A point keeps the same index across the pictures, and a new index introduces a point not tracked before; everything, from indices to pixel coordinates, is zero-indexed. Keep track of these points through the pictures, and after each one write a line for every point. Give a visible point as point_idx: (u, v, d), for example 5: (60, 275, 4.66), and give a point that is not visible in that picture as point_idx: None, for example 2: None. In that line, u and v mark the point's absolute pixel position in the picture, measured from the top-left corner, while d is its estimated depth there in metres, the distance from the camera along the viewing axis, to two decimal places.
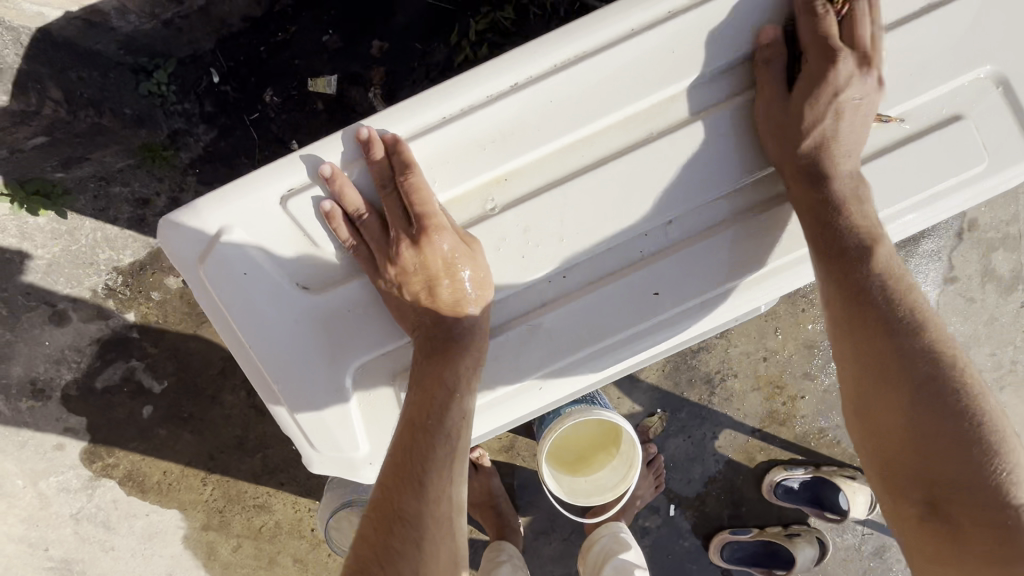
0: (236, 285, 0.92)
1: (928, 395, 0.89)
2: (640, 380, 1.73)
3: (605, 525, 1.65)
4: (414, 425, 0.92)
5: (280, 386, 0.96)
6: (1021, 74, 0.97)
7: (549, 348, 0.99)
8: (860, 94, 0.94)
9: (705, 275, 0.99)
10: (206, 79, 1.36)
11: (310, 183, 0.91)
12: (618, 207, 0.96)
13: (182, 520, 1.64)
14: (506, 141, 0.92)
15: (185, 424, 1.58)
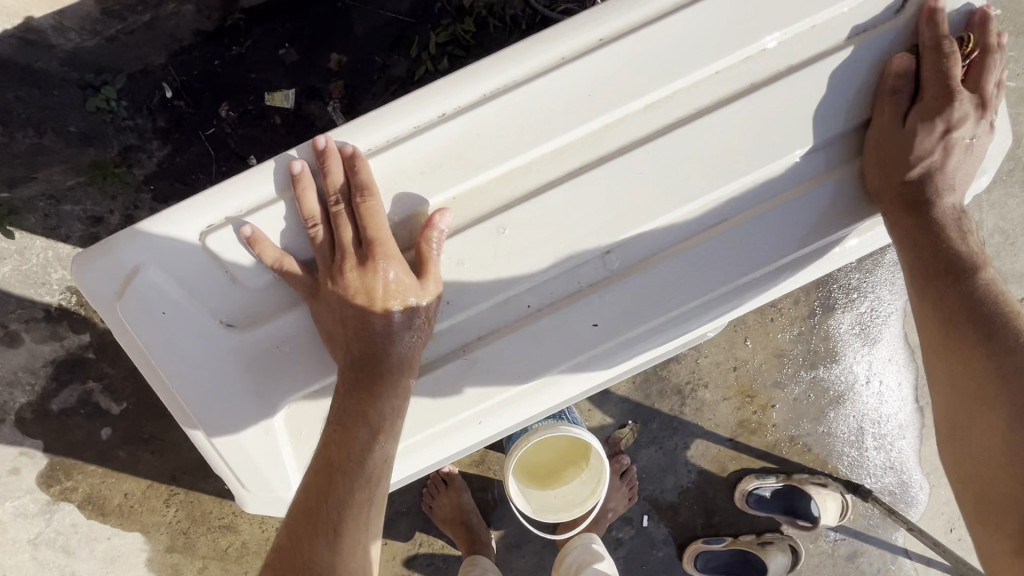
0: (156, 325, 0.90)
1: (1005, 400, 0.90)
2: (610, 392, 1.72)
3: (578, 536, 1.63)
4: (333, 466, 0.91)
5: (208, 427, 0.94)
6: (948, 99, 0.99)
7: (487, 380, 0.98)
8: (968, 136, 1.01)
9: (645, 310, 0.99)
10: (158, 93, 1.33)
11: (229, 220, 0.90)
12: (553, 238, 0.94)
13: (145, 543, 1.60)
14: (436, 172, 0.91)
15: (146, 445, 1.55)
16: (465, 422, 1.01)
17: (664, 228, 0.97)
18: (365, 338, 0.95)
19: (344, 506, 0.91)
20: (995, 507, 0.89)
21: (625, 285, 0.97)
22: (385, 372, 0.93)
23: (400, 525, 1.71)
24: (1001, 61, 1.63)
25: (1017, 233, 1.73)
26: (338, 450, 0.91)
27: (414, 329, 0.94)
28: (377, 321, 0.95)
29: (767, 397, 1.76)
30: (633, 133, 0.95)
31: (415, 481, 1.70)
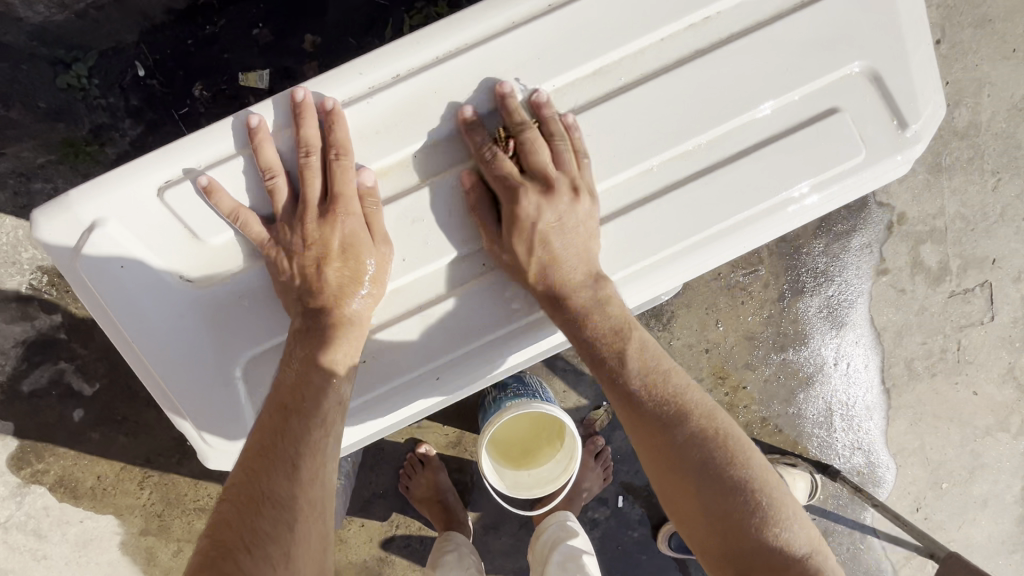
0: (114, 277, 0.93)
1: (694, 468, 0.98)
2: (585, 373, 1.74)
3: (553, 514, 1.66)
4: (286, 408, 0.94)
5: (167, 381, 0.97)
6: (890, 69, 1.03)
7: (443, 335, 1.02)
8: (554, 220, 1.00)
9: (499, 314, 1.03)
10: (131, 72, 1.33)
11: (186, 174, 0.94)
12: (505, 197, 0.99)
13: (118, 526, 1.60)
14: (389, 131, 0.97)
15: (119, 427, 1.55)
16: (419, 378, 1.02)
17: (612, 188, 1.03)
18: (319, 290, 0.98)
19: (299, 444, 0.92)
20: (713, 561, 0.96)
21: (577, 243, 1.01)
22: (337, 320, 0.97)
23: (377, 506, 1.72)
24: (960, 52, 1.68)
25: (977, 219, 1.79)
26: (292, 393, 0.95)
27: (366, 285, 0.97)
28: (330, 276, 0.98)
29: (738, 378, 1.80)
30: (580, 95, 1.00)
31: (392, 462, 1.72)
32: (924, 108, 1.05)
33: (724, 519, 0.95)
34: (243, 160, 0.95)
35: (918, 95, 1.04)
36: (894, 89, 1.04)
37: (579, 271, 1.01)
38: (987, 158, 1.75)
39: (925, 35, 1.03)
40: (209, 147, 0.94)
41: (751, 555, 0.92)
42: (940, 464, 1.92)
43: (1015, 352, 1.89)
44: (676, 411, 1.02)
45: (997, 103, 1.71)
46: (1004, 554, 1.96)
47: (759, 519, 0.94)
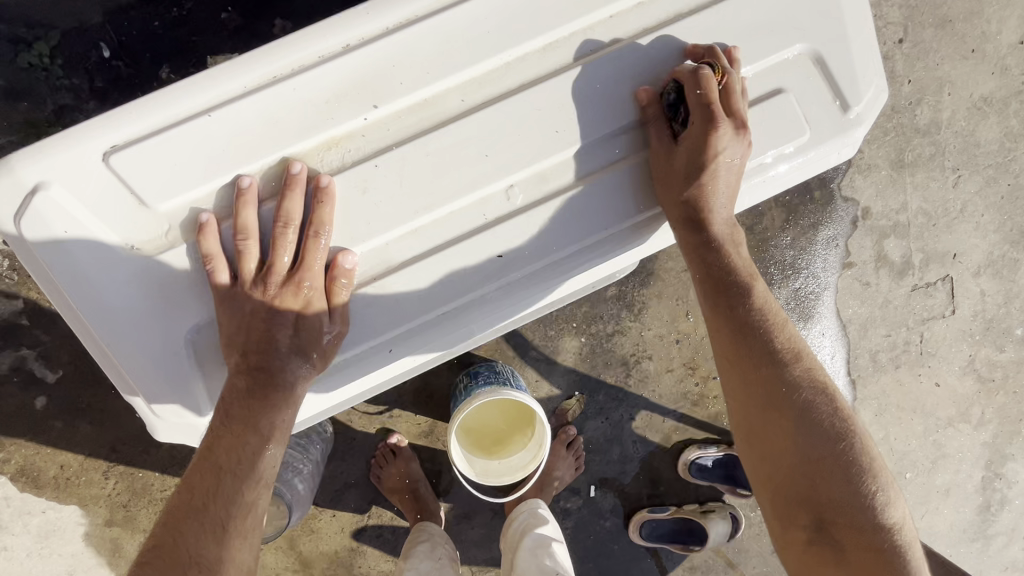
0: (57, 243, 0.91)
1: (800, 412, 1.10)
2: (557, 362, 1.76)
3: (525, 503, 1.67)
4: (221, 469, 0.97)
5: (113, 350, 0.96)
6: (833, 52, 1.07)
7: (391, 310, 1.01)
8: (732, 157, 1.04)
9: (413, 305, 1.01)
10: (95, 52, 1.31)
11: (135, 138, 0.93)
12: (457, 168, 1.00)
13: (82, 516, 1.57)
14: (339, 102, 0.97)
15: (83, 415, 1.52)
16: (374, 350, 1.04)
17: (568, 161, 1.04)
18: (267, 354, 1.00)
19: (231, 505, 0.96)
20: (784, 496, 1.11)
21: (531, 216, 1.02)
22: (283, 387, 1.00)
23: (348, 497, 1.72)
24: (922, 52, 1.73)
25: (938, 215, 1.84)
26: (231, 454, 0.97)
27: (311, 361, 1.00)
28: (280, 343, 1.01)
29: (708, 368, 1.83)
30: (534, 71, 1.02)
31: (363, 453, 1.71)
32: (864, 90, 1.09)
33: (816, 461, 1.09)
34: (193, 125, 0.94)
35: (858, 77, 1.08)
36: (837, 71, 1.08)
37: (723, 211, 1.10)
38: (948, 155, 1.81)
39: (866, 22, 1.08)
40: (156, 113, 0.93)
41: (837, 500, 1.07)
42: (903, 454, 1.97)
43: (975, 345, 1.94)
44: (772, 355, 1.13)
45: (957, 102, 1.77)
46: (966, 543, 2.01)
47: (853, 469, 1.08)
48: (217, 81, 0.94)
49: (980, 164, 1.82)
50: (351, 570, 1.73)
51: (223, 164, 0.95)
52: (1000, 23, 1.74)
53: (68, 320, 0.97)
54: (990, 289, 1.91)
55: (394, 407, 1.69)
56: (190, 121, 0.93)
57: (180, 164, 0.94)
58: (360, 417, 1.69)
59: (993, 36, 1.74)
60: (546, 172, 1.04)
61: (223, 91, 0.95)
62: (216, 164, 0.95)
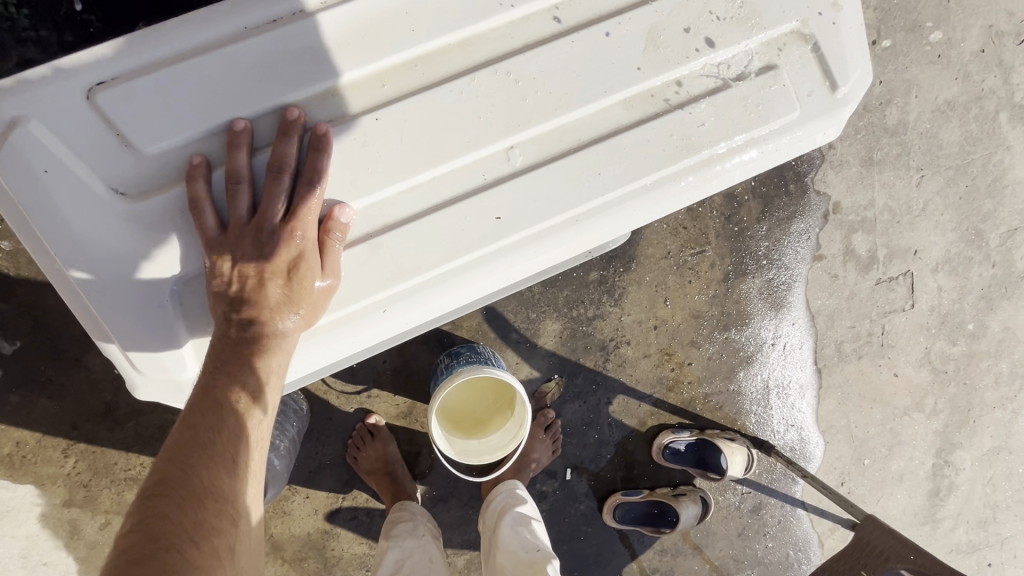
0: (34, 183, 0.88)
1: None
2: (538, 346, 1.77)
3: (502, 484, 1.67)
4: (222, 407, 0.89)
5: (91, 298, 0.93)
6: (823, 32, 1.11)
7: (389, 268, 1.00)
8: None
9: (415, 260, 1.01)
10: (67, 5, 1.24)
11: (121, 78, 0.91)
12: (458, 127, 1.00)
13: (38, 496, 1.50)
14: (342, 51, 0.96)
15: (42, 389, 1.46)
16: (368, 310, 1.03)
17: (570, 127, 1.05)
18: (257, 303, 0.96)
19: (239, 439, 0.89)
20: None
21: (532, 178, 1.03)
22: (272, 335, 0.96)
23: (323, 478, 1.69)
24: (892, 54, 1.81)
25: (902, 212, 1.93)
26: (231, 392, 0.91)
27: (301, 311, 0.96)
28: (269, 295, 0.96)
29: (684, 355, 1.88)
30: (535, 36, 1.03)
31: (339, 434, 1.69)
32: (853, 71, 1.13)
33: None
34: (183, 68, 0.92)
35: (847, 59, 1.12)
36: (828, 52, 1.12)
37: None
38: (913, 155, 1.90)
39: (852, 7, 1.12)
40: (146, 51, 0.91)
41: None
42: (862, 441, 2.07)
43: (930, 338, 2.05)
44: None
45: (923, 104, 1.86)
46: (916, 526, 2.12)
47: None
48: (214, 20, 0.92)
49: (942, 165, 1.92)
50: (324, 553, 1.71)
51: (219, 109, 0.94)
52: (964, 31, 1.83)
53: (43, 266, 0.95)
54: (946, 285, 2.02)
55: (373, 387, 1.67)
56: (184, 61, 0.92)
57: (172, 106, 0.92)
58: (337, 396, 1.66)
59: (958, 43, 1.83)
60: (546, 137, 1.04)
61: (219, 30, 0.93)
62: (207, 106, 0.93)
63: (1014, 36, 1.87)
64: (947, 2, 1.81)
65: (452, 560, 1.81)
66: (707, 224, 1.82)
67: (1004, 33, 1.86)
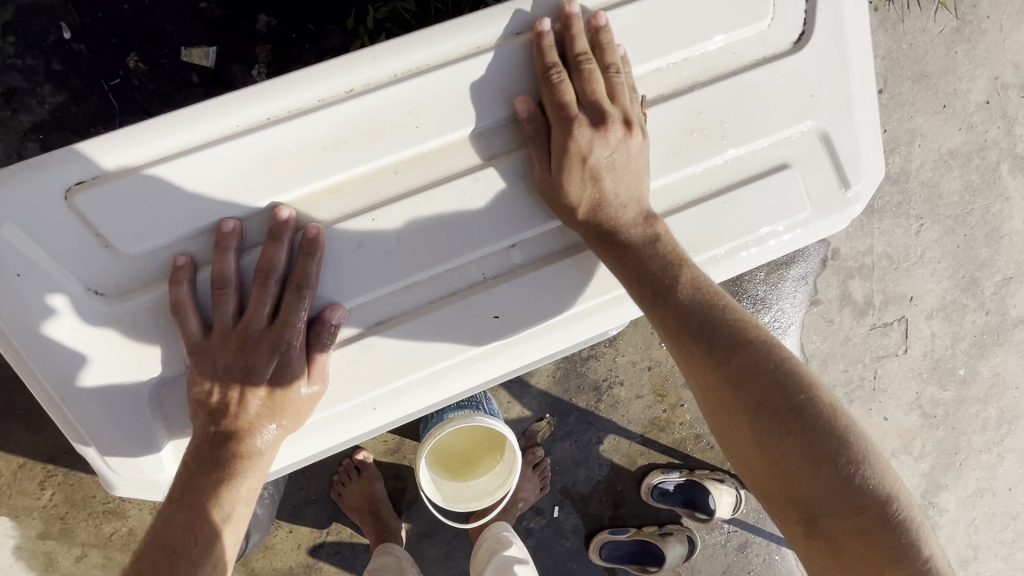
0: (8, 288, 0.86)
1: None
2: (530, 385, 1.75)
3: (491, 527, 1.67)
4: (174, 551, 0.88)
5: (68, 404, 0.92)
6: (837, 131, 1.13)
7: (382, 367, 1.01)
8: (607, 154, 1.01)
9: (415, 359, 1.01)
10: (55, 33, 1.23)
11: (103, 178, 0.87)
12: (456, 221, 0.99)
13: (14, 528, 1.46)
14: (339, 149, 0.94)
15: (20, 421, 1.42)
16: (360, 408, 1.05)
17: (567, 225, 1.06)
18: (235, 416, 0.97)
19: None
20: None
21: (535, 276, 1.04)
22: (247, 450, 0.98)
23: (307, 513, 1.66)
24: (898, 103, 1.80)
25: (900, 259, 1.93)
26: (188, 532, 0.90)
27: (281, 422, 0.98)
28: (251, 408, 0.98)
29: (677, 397, 1.86)
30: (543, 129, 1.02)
31: (325, 468, 1.66)
32: (868, 170, 1.16)
33: None
34: (170, 168, 0.89)
35: (861, 159, 1.15)
36: (843, 153, 1.14)
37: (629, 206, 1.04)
38: (913, 204, 1.89)
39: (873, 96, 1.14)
40: (134, 149, 0.88)
41: None
42: None
43: (922, 382, 2.06)
44: None
45: (925, 154, 1.85)
46: None
47: None
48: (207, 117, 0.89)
49: (941, 215, 1.92)
50: None
51: (210, 208, 0.91)
52: (970, 82, 1.82)
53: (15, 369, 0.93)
54: (939, 331, 2.02)
55: None
56: (175, 160, 0.89)
57: (158, 208, 0.89)
58: None
59: (964, 93, 1.82)
60: (546, 235, 1.05)
61: (212, 130, 0.91)
62: (195, 206, 0.90)
63: (1020, 88, 1.86)
64: (955, 52, 1.79)
65: None
66: None
67: (1009, 85, 1.85)
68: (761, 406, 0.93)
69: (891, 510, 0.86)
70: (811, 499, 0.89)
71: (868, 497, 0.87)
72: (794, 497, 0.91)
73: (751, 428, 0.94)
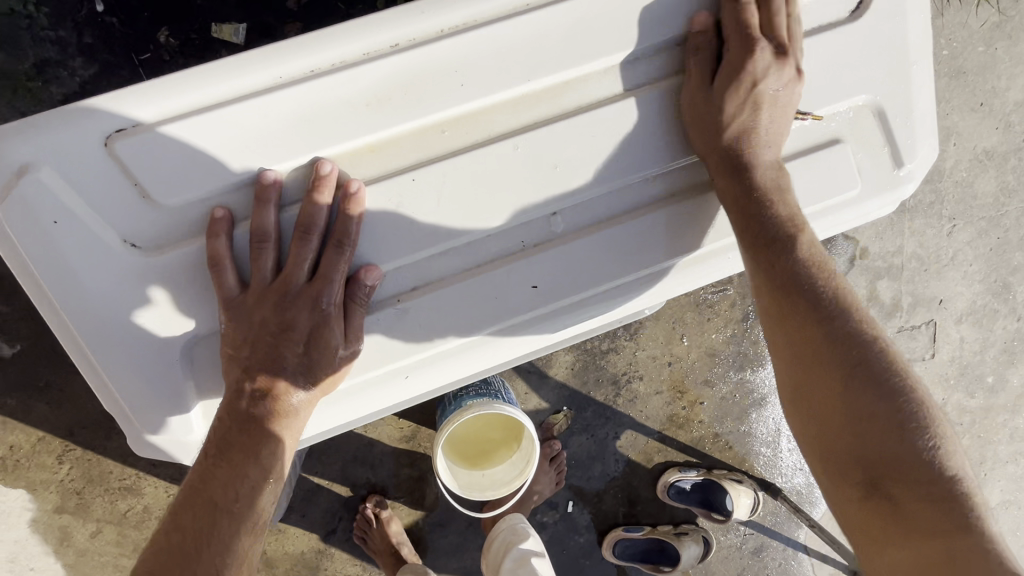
0: (47, 235, 0.87)
1: None
2: (549, 376, 1.73)
3: (505, 519, 1.64)
4: (216, 506, 0.91)
5: (99, 357, 0.92)
6: (892, 107, 1.12)
7: (413, 333, 1.01)
8: (775, 88, 1.03)
9: (447, 326, 1.02)
10: (88, 6, 1.23)
11: (144, 126, 0.88)
12: (496, 186, 0.99)
13: (30, 501, 1.47)
14: (383, 105, 0.94)
15: (40, 394, 1.42)
16: (391, 376, 1.05)
17: (599, 197, 1.05)
18: (271, 373, 0.96)
19: (229, 548, 0.90)
20: None
21: (571, 244, 1.04)
22: (285, 407, 0.97)
23: (321, 497, 1.65)
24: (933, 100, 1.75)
25: (931, 260, 1.88)
26: (229, 485, 0.92)
27: (318, 381, 0.97)
28: (288, 364, 0.97)
29: (696, 394, 1.83)
30: (586, 95, 1.03)
31: (339, 453, 1.65)
32: (920, 149, 1.15)
33: None
34: (211, 119, 0.89)
35: (916, 136, 1.14)
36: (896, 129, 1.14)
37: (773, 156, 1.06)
38: (946, 204, 1.84)
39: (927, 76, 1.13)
40: (174, 99, 0.89)
41: None
42: None
43: (948, 388, 2.00)
44: None
45: (960, 153, 1.80)
46: None
47: None
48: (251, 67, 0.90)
49: (975, 216, 1.86)
50: (316, 572, 1.68)
51: (252, 158, 0.91)
52: (1009, 80, 1.77)
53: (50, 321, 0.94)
54: (968, 336, 1.97)
55: None
56: (221, 108, 0.89)
57: (201, 159, 0.90)
58: None
59: (1002, 92, 1.77)
60: (585, 205, 1.05)
61: (256, 82, 0.91)
62: (238, 159, 0.91)
63: None
64: (995, 49, 1.74)
65: None
66: None
67: None
68: (851, 365, 0.96)
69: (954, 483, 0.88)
70: (880, 461, 0.92)
71: (941, 474, 0.89)
72: (867, 461, 0.93)
73: (839, 383, 0.96)
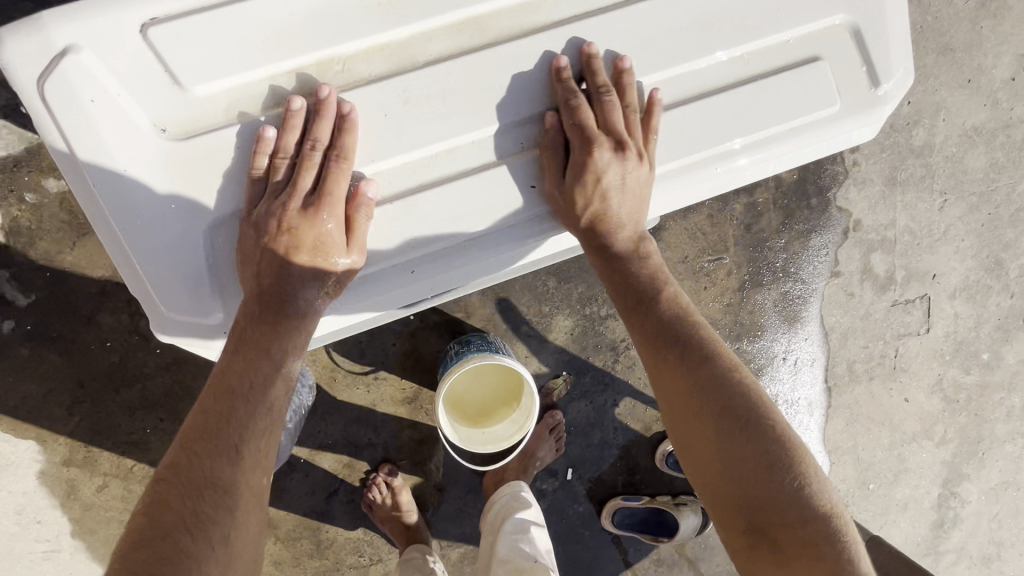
0: (84, 114, 0.95)
1: None
2: (548, 341, 1.76)
3: (507, 485, 1.66)
4: (233, 392, 1.01)
5: (126, 233, 1.00)
6: (868, 28, 1.19)
7: (424, 226, 1.07)
8: (617, 178, 1.13)
9: (458, 217, 1.08)
10: None
11: (173, 15, 0.95)
12: (493, 90, 1.07)
13: (39, 453, 1.50)
14: (390, 7, 1.02)
15: (52, 345, 1.46)
16: (398, 266, 1.10)
17: (591, 105, 1.12)
18: (280, 272, 1.04)
19: (246, 428, 0.99)
20: None
21: (567, 148, 1.12)
22: (295, 309, 1.06)
23: (324, 457, 1.68)
24: (922, 76, 1.81)
25: (923, 234, 1.92)
26: (246, 374, 1.02)
27: (326, 286, 1.06)
28: (296, 269, 1.05)
29: None
30: (579, 6, 1.10)
31: (342, 413, 1.67)
32: (895, 69, 1.21)
33: None
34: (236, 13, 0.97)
35: (892, 59, 1.20)
36: (874, 49, 1.19)
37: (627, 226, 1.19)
38: (936, 179, 1.89)
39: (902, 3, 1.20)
40: None
41: None
42: (869, 465, 2.03)
43: (943, 364, 2.03)
44: None
45: (949, 128, 1.85)
46: (918, 556, 2.09)
47: None
48: None
49: (965, 191, 1.91)
50: (318, 534, 1.70)
51: (274, 52, 1.00)
52: (995, 58, 1.82)
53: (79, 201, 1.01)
54: (963, 312, 2.00)
55: (381, 368, 1.67)
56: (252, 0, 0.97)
57: (223, 50, 0.98)
58: (344, 376, 1.65)
59: (989, 69, 1.83)
60: (582, 112, 1.12)
61: None
62: (257, 53, 0.99)
63: None
64: (980, 27, 1.80)
65: (445, 553, 1.79)
66: (726, 232, 1.81)
67: None
68: (722, 407, 1.04)
69: (831, 528, 0.95)
70: (763, 505, 0.98)
71: (816, 518, 0.96)
72: (749, 505, 0.99)
73: (717, 424, 1.03)
